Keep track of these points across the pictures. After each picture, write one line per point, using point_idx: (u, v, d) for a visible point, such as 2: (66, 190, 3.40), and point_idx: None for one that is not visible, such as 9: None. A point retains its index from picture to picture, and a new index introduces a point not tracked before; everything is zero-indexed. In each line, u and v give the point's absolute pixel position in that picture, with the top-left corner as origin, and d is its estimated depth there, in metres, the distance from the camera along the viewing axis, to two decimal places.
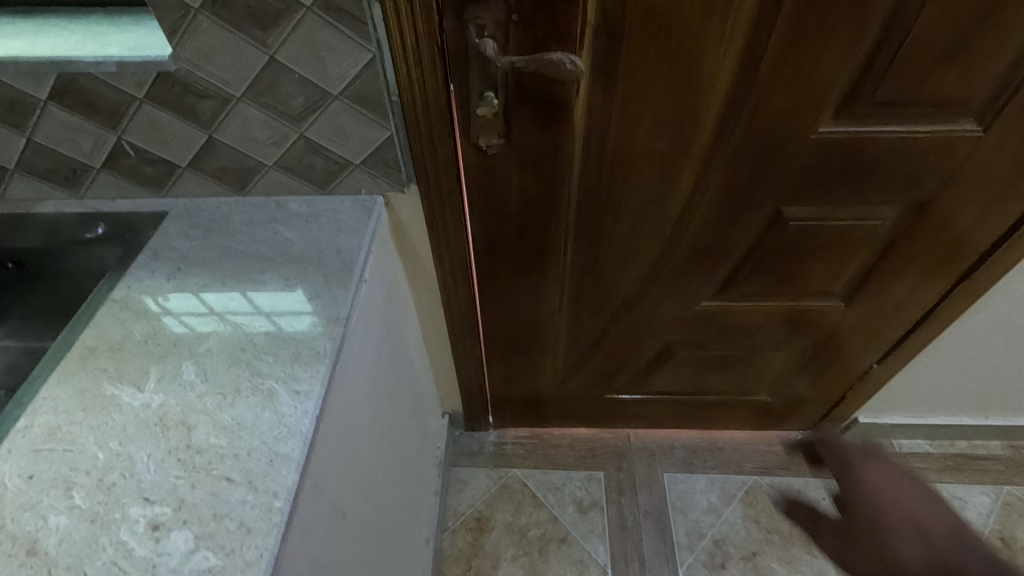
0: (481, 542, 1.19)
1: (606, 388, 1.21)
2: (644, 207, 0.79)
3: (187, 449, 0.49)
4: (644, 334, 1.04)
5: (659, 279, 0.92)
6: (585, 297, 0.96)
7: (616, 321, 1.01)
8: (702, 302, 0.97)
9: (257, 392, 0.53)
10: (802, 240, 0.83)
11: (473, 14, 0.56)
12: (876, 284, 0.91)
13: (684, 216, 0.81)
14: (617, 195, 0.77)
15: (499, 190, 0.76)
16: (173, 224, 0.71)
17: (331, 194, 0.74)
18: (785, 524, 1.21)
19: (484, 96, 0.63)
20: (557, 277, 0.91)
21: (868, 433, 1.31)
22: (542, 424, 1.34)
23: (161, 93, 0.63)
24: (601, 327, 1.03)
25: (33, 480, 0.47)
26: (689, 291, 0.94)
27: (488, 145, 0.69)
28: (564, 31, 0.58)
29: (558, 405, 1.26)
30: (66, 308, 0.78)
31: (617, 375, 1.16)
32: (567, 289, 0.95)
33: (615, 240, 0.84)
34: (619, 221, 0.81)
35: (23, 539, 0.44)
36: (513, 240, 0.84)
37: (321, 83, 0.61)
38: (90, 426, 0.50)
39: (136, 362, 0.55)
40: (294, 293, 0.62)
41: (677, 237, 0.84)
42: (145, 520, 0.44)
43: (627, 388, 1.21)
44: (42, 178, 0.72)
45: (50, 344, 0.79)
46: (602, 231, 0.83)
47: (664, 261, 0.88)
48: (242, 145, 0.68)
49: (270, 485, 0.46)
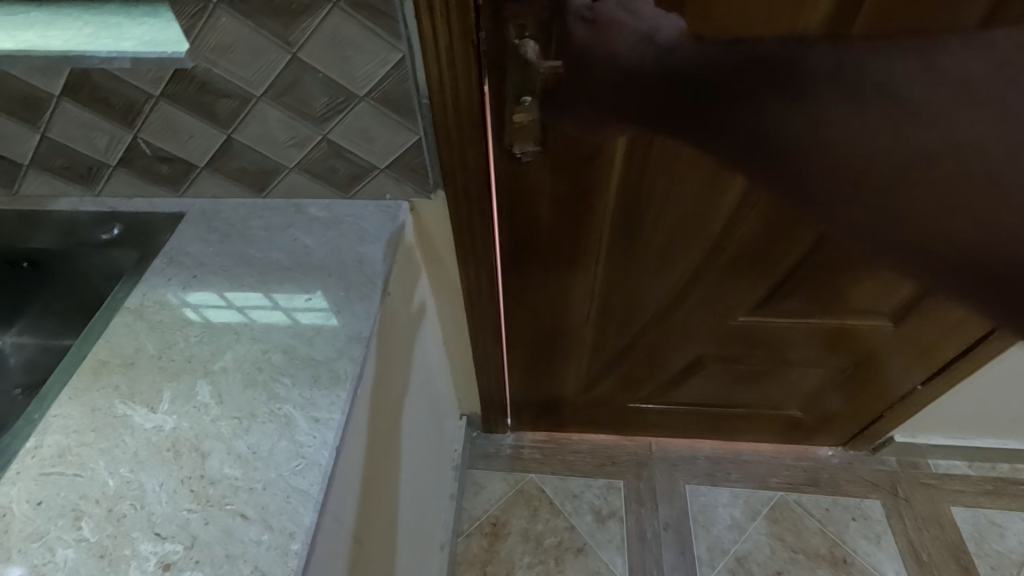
0: (496, 548, 1.17)
1: (629, 396, 1.17)
2: (686, 217, 0.74)
3: (200, 480, 0.46)
4: (674, 345, 1.00)
5: (695, 291, 0.87)
6: (615, 307, 0.91)
7: (645, 331, 0.97)
8: (739, 316, 0.92)
9: (275, 418, 0.50)
10: (855, 256, 0.77)
11: (513, 13, 0.53)
12: (930, 302, 0.86)
13: (729, 228, 0.75)
14: (656, 207, 0.72)
15: (531, 196, 0.72)
16: (189, 227, 0.68)
17: (354, 198, 0.70)
18: (811, 543, 1.16)
19: (522, 101, 0.59)
20: (587, 286, 0.87)
21: (902, 451, 1.26)
22: (561, 428, 1.31)
23: (177, 91, 0.59)
24: (630, 337, 0.99)
25: (41, 506, 0.45)
26: (726, 304, 0.89)
27: (522, 152, 0.65)
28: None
29: (579, 411, 1.23)
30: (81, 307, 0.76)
31: (642, 384, 1.12)
32: (597, 299, 0.90)
33: (652, 252, 0.80)
34: (657, 231, 0.76)
35: (31, 573, 0.41)
36: (543, 248, 0.80)
37: (346, 84, 0.57)
38: (101, 448, 0.48)
39: (149, 378, 0.53)
40: (314, 307, 0.59)
41: (718, 250, 0.79)
42: (155, 557, 0.42)
43: (651, 397, 1.16)
44: (57, 175, 0.70)
45: (66, 342, 0.78)
46: (638, 242, 0.78)
47: (701, 274, 0.84)
48: (261, 146, 0.64)
49: (286, 525, 0.43)
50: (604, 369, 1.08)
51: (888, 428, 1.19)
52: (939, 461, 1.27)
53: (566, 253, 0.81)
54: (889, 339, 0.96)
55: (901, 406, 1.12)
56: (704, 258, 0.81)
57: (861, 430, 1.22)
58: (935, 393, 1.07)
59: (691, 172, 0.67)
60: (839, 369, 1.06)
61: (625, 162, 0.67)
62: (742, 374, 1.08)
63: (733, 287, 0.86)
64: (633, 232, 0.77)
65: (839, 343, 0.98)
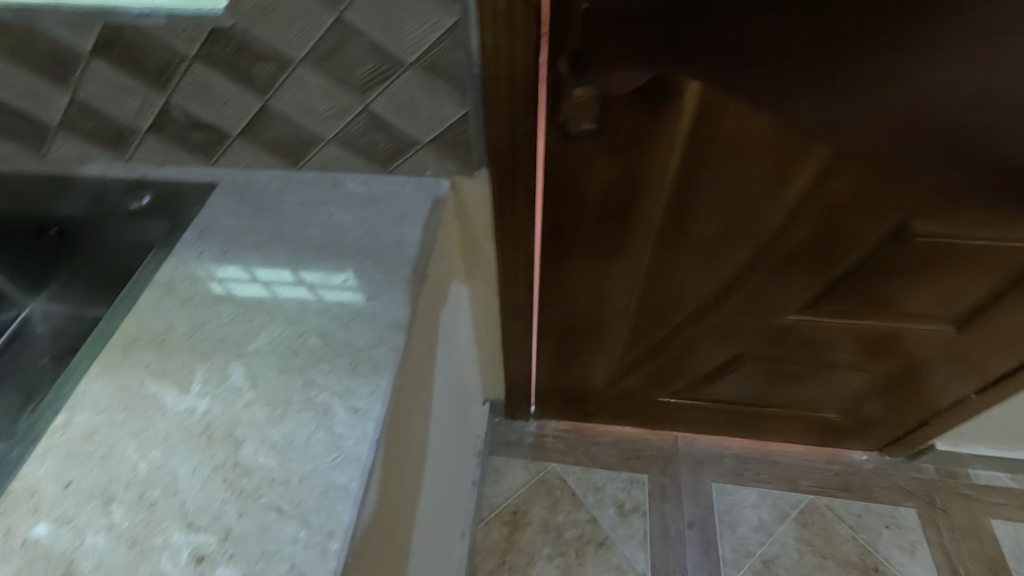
0: (516, 537, 1.15)
1: (659, 390, 1.13)
2: (745, 208, 0.69)
3: (234, 469, 0.43)
4: (712, 341, 0.95)
5: (743, 287, 0.82)
6: (655, 299, 0.87)
7: (684, 326, 0.93)
8: (786, 315, 0.87)
9: (312, 406, 0.47)
10: (924, 257, 0.72)
11: None
12: (997, 310, 0.81)
13: (790, 221, 0.71)
14: (716, 192, 0.67)
15: (580, 177, 0.67)
16: (221, 198, 0.65)
17: (392, 174, 0.66)
18: (841, 550, 1.13)
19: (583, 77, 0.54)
20: (629, 276, 0.83)
21: (941, 460, 1.22)
22: (586, 419, 1.28)
23: (213, 52, 0.55)
24: (667, 330, 0.94)
25: (70, 488, 0.43)
26: (775, 302, 0.84)
27: (577, 129, 0.61)
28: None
29: (606, 404, 1.20)
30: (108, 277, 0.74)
31: (675, 379, 1.08)
32: (637, 289, 0.86)
33: (703, 241, 0.75)
34: (711, 222, 0.71)
35: (59, 559, 0.39)
36: (586, 233, 0.76)
37: (393, 50, 0.53)
38: (131, 430, 0.46)
39: (180, 357, 0.50)
40: (351, 289, 0.55)
41: (774, 245, 0.74)
42: (188, 549, 0.40)
43: (681, 393, 1.12)
44: (86, 139, 0.67)
45: (91, 312, 0.76)
46: (689, 232, 0.74)
47: (753, 268, 0.78)
48: (299, 115, 0.60)
49: (325, 523, 0.41)
50: (636, 362, 1.04)
51: (928, 436, 1.14)
52: (980, 472, 1.22)
53: (610, 240, 0.76)
54: (945, 346, 0.91)
55: (946, 415, 1.07)
56: (758, 251, 0.76)
57: (900, 438, 1.17)
58: (987, 404, 1.01)
59: (758, 158, 0.62)
60: (885, 375, 1.01)
61: (686, 144, 0.62)
62: (782, 375, 1.03)
63: (785, 285, 0.80)
64: (686, 220, 0.72)
65: (890, 348, 0.92)
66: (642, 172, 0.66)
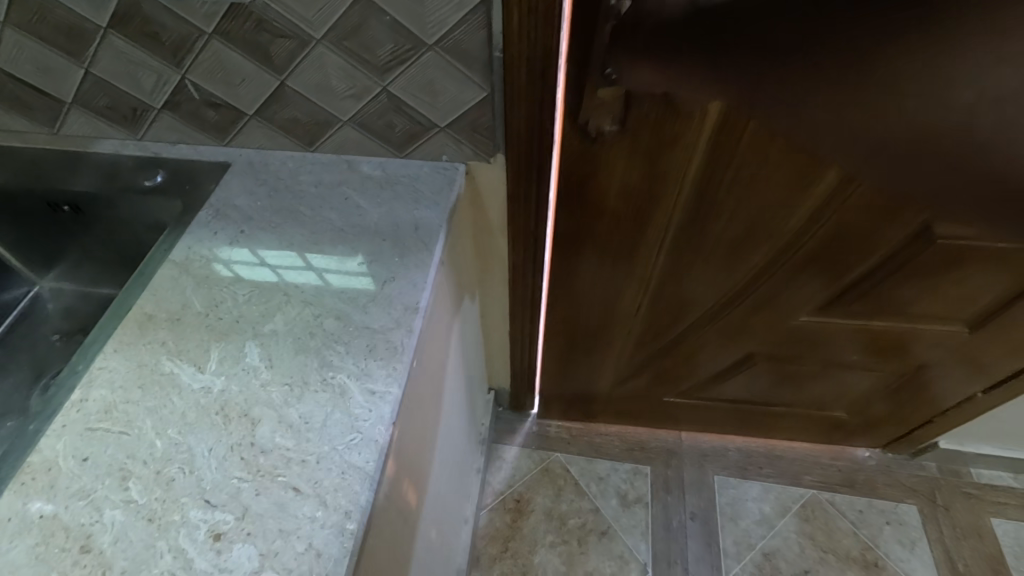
0: (519, 525, 1.16)
1: (667, 390, 1.12)
2: (767, 210, 0.68)
3: (251, 448, 0.43)
4: (723, 341, 0.95)
5: (759, 288, 0.82)
6: (668, 299, 0.87)
7: (697, 326, 0.92)
8: (800, 316, 0.87)
9: (328, 387, 0.47)
10: (943, 261, 0.72)
11: None
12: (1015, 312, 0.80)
13: (810, 224, 0.70)
14: (738, 196, 0.67)
15: (598, 175, 0.67)
16: (236, 178, 0.64)
17: (408, 157, 0.65)
18: (842, 545, 1.13)
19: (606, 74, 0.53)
20: (643, 275, 0.82)
21: (945, 459, 1.22)
22: (591, 418, 1.27)
23: (232, 29, 0.55)
24: (678, 330, 0.94)
25: (88, 463, 0.43)
26: (789, 304, 0.84)
27: (598, 128, 0.61)
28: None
29: (613, 403, 1.20)
30: (120, 255, 0.74)
31: (683, 379, 1.07)
32: (650, 290, 0.86)
33: (722, 242, 0.74)
34: (731, 223, 0.71)
35: (77, 533, 0.40)
36: (603, 231, 0.75)
37: (416, 30, 0.52)
38: (148, 407, 0.46)
39: (196, 336, 0.50)
40: (367, 271, 0.55)
41: (795, 247, 0.74)
42: (205, 526, 0.40)
43: (688, 392, 1.12)
44: (100, 116, 0.66)
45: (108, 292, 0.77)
46: (706, 233, 0.73)
47: (771, 270, 0.78)
48: (316, 95, 0.60)
49: (342, 503, 0.41)
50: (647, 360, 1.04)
51: (933, 435, 1.14)
52: (982, 471, 1.22)
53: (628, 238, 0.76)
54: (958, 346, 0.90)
55: (951, 414, 1.07)
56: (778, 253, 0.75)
57: (904, 436, 1.17)
58: (994, 404, 1.01)
59: (783, 162, 0.61)
60: (895, 377, 1.01)
61: (710, 147, 0.61)
62: (791, 374, 1.03)
63: (802, 286, 0.80)
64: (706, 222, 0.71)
65: (902, 349, 0.92)
66: (663, 173, 0.65)
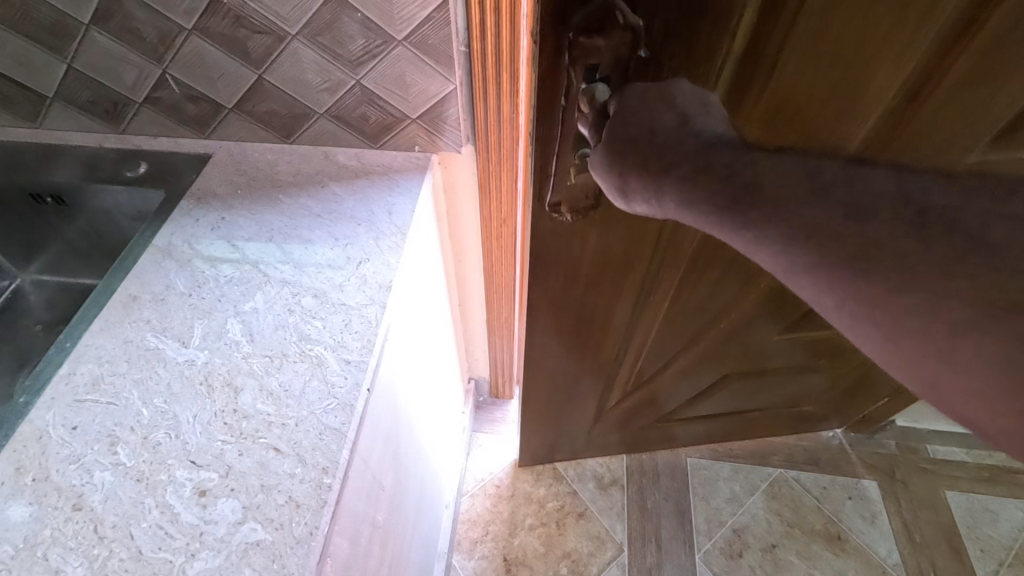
0: (499, 509, 1.19)
1: (649, 416, 1.12)
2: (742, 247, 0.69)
3: (234, 413, 0.46)
4: (699, 367, 0.96)
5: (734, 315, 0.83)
6: (648, 342, 0.85)
7: (674, 358, 0.92)
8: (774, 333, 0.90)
9: (306, 357, 0.50)
10: None
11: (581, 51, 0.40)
12: None
13: None
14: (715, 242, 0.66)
15: (572, 248, 0.62)
16: (216, 169, 0.67)
17: (382, 148, 0.69)
18: (808, 519, 1.19)
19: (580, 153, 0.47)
20: (622, 329, 0.79)
21: (904, 437, 1.30)
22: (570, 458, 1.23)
23: (211, 25, 0.58)
24: (657, 366, 0.94)
25: (77, 431, 0.45)
26: (759, 325, 0.87)
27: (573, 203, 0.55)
28: (701, 60, 0.42)
29: (594, 440, 1.17)
30: (103, 246, 0.76)
31: (662, 404, 1.07)
32: (630, 338, 0.83)
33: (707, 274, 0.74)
34: (709, 267, 0.71)
35: (68, 493, 0.42)
36: (579, 298, 0.71)
37: (385, 26, 0.56)
38: (134, 379, 0.48)
39: (180, 314, 0.53)
40: (344, 253, 0.58)
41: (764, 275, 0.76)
42: (191, 484, 0.42)
43: (667, 415, 1.13)
44: (82, 110, 0.69)
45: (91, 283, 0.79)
46: (686, 279, 0.72)
47: (743, 300, 0.80)
48: (293, 89, 0.63)
49: (320, 460, 0.44)
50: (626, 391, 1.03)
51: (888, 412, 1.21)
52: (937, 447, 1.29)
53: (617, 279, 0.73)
54: None
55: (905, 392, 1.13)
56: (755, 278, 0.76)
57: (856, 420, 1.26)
58: None
59: None
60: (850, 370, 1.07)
61: None
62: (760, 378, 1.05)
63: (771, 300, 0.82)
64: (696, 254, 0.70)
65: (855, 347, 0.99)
66: (642, 236, 0.61)
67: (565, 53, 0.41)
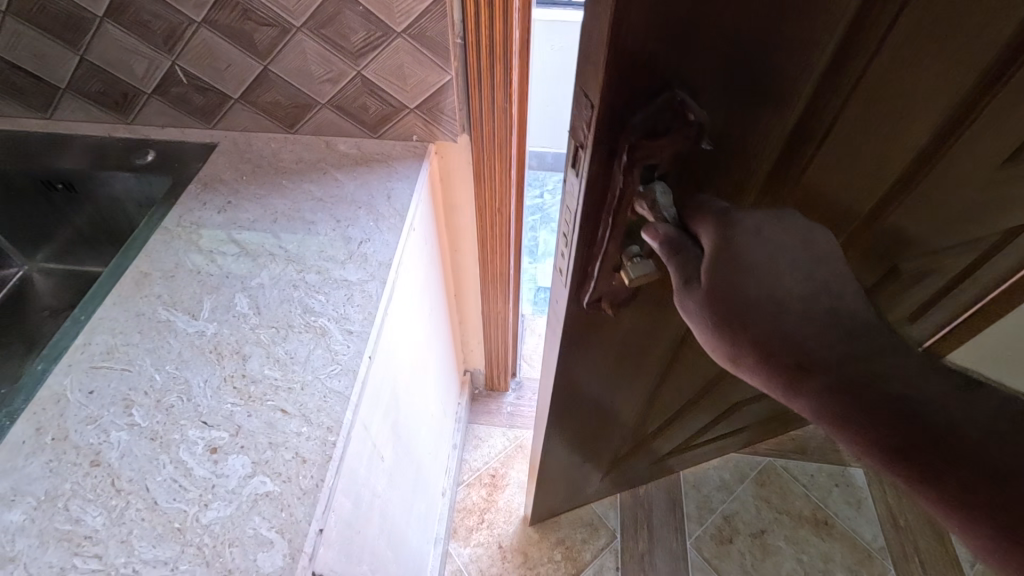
0: (495, 498, 1.22)
1: (652, 458, 1.03)
2: None
3: (243, 378, 0.49)
4: (711, 407, 0.87)
5: None
6: (664, 398, 0.76)
7: (691, 404, 0.82)
8: None
9: (311, 328, 0.53)
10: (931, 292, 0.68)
11: (641, 153, 0.33)
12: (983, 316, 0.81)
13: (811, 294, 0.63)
14: None
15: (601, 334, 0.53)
16: (222, 157, 0.70)
17: (381, 138, 0.72)
18: (796, 506, 1.22)
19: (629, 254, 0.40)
20: (637, 391, 0.70)
21: None
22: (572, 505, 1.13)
23: (219, 17, 0.61)
24: (669, 416, 0.84)
25: (94, 395, 0.48)
26: None
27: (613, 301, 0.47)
28: (745, 139, 0.36)
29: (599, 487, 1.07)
30: (111, 233, 0.78)
31: (668, 446, 0.99)
32: (643, 399, 0.74)
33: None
34: None
35: (87, 450, 0.45)
36: (599, 374, 0.61)
37: (386, 19, 0.59)
38: (147, 348, 0.51)
39: (189, 290, 0.56)
40: (345, 233, 0.61)
41: None
42: (203, 441, 0.45)
43: (671, 452, 1.04)
44: (93, 101, 0.72)
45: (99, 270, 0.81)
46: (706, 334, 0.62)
47: None
48: (296, 79, 0.66)
49: (324, 420, 0.47)
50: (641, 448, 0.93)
51: None
52: None
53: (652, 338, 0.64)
54: None
55: None
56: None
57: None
58: None
59: None
60: None
61: None
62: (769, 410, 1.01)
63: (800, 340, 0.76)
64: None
65: None
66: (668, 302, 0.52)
67: (622, 157, 0.34)
